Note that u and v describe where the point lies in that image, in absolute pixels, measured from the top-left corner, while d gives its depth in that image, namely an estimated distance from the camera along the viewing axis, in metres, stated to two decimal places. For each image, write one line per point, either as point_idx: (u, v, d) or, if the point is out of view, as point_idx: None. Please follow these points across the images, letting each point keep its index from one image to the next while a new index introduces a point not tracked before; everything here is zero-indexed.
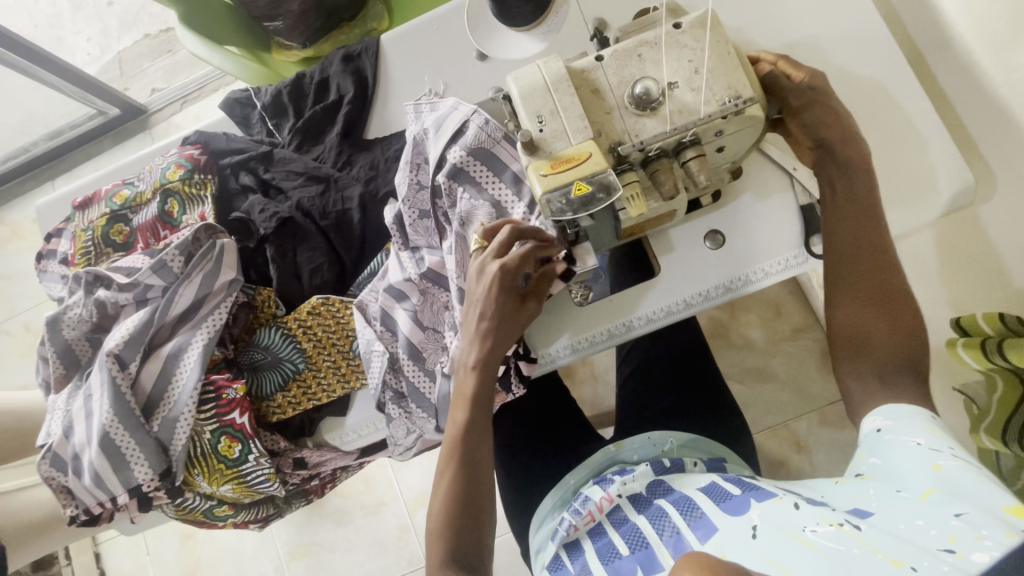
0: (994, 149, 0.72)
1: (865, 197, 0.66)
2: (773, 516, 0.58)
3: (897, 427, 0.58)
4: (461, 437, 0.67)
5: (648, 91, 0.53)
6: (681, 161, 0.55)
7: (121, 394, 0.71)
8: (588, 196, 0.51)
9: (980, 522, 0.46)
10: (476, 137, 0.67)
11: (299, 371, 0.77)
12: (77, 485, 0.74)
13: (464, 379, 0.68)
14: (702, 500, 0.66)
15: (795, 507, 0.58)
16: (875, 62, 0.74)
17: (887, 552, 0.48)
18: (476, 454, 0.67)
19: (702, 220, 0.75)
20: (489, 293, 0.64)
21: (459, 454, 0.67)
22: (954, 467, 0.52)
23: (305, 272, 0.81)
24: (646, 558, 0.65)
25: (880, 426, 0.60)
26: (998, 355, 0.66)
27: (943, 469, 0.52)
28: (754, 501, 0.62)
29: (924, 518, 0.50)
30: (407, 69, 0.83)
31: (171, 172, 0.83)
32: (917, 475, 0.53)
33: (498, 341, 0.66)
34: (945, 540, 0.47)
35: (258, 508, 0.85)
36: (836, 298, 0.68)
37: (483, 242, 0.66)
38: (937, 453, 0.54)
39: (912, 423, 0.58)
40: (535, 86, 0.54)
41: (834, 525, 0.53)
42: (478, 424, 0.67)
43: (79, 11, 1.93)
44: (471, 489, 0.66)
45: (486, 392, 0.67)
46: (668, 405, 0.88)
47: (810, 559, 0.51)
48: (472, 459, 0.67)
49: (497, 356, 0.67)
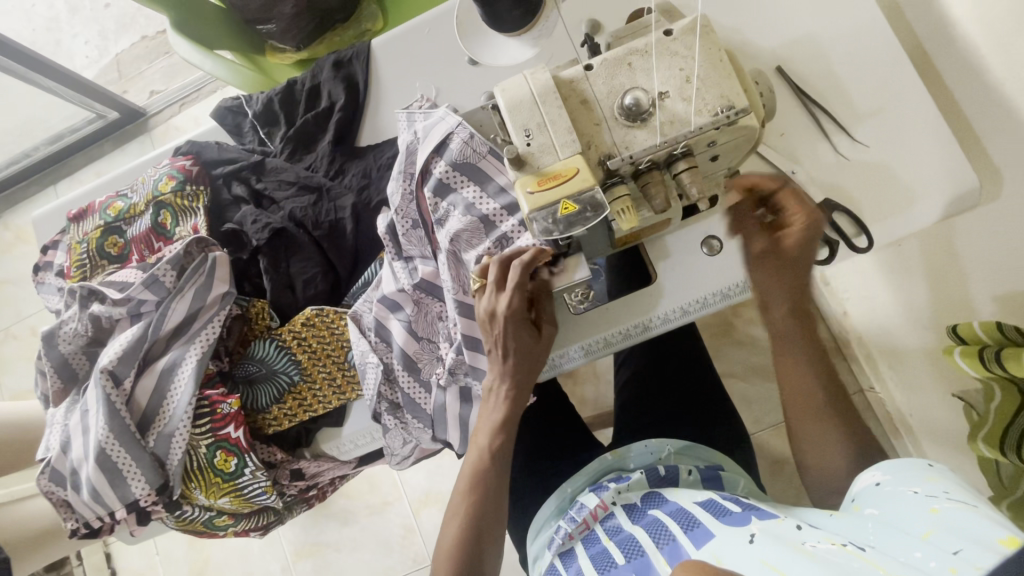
0: (1000, 148, 0.70)
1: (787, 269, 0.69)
2: (774, 531, 0.58)
3: (895, 481, 0.58)
4: (485, 464, 0.69)
5: (637, 102, 0.51)
6: (673, 174, 0.54)
7: (116, 410, 0.71)
8: (575, 215, 0.51)
9: (975, 556, 0.44)
10: (461, 151, 0.66)
11: (294, 383, 0.77)
12: (76, 499, 0.74)
13: (490, 409, 0.69)
14: (700, 512, 0.66)
15: (797, 527, 0.58)
16: (877, 60, 0.72)
17: (887, 568, 0.47)
18: (497, 483, 0.69)
19: (701, 225, 0.73)
20: (504, 330, 0.65)
21: (483, 478, 0.68)
22: (949, 509, 0.51)
23: (299, 283, 0.81)
24: (642, 566, 0.64)
25: (880, 481, 0.59)
26: (997, 363, 0.65)
27: (939, 511, 0.51)
28: (754, 517, 0.61)
29: (922, 551, 0.48)
30: (398, 76, 0.81)
31: (163, 183, 0.83)
32: (916, 520, 0.52)
33: (523, 374, 0.68)
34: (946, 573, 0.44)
35: (258, 517, 0.85)
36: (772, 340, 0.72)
37: (482, 281, 0.66)
38: (933, 499, 0.53)
39: (909, 474, 0.57)
40: (522, 98, 0.52)
41: (837, 544, 0.53)
42: (501, 453, 0.69)
43: (76, 14, 1.93)
44: (490, 518, 0.67)
45: (513, 423, 0.69)
46: (666, 412, 0.88)
47: (804, 563, 0.51)
48: (491, 488, 0.68)
49: (525, 389, 0.68)
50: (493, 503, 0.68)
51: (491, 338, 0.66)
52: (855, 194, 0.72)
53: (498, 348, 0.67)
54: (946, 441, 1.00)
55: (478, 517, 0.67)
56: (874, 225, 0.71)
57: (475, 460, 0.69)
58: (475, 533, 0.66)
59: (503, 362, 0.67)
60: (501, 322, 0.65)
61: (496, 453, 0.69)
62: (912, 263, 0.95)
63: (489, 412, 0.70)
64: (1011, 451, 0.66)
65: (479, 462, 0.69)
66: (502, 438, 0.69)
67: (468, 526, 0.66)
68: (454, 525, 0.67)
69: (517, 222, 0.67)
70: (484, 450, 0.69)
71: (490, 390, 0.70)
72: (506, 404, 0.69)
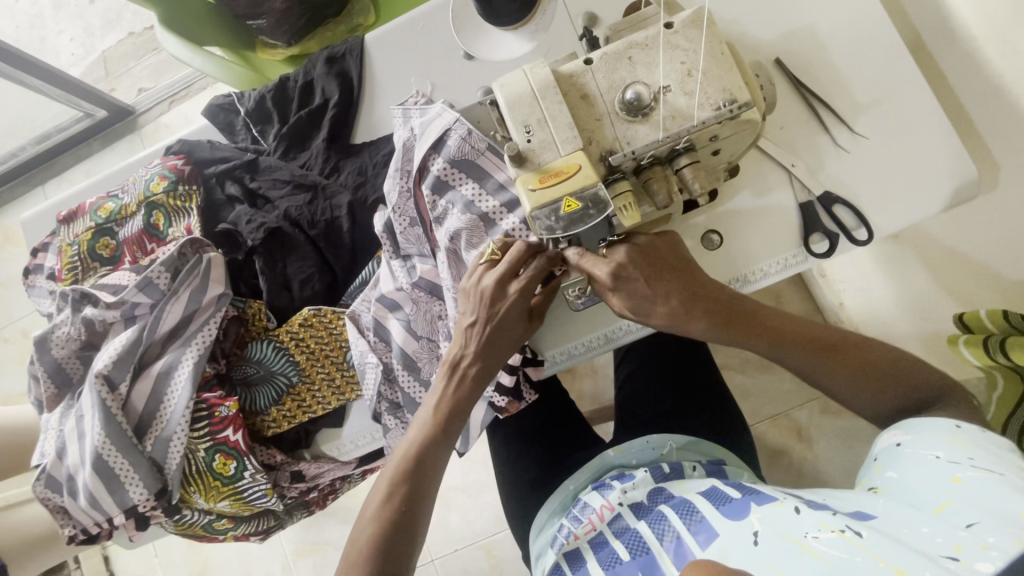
0: (1000, 138, 0.70)
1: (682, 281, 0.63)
2: (774, 521, 0.59)
3: (916, 442, 0.57)
4: (432, 442, 0.66)
5: (639, 96, 0.50)
6: (674, 169, 0.53)
7: (111, 415, 0.70)
8: (578, 213, 0.50)
9: (988, 530, 0.45)
10: (458, 147, 0.65)
11: (293, 384, 0.76)
12: (73, 505, 0.73)
13: (446, 386, 0.67)
14: (702, 503, 0.66)
15: (796, 511, 0.58)
16: (876, 50, 0.71)
17: (889, 561, 0.47)
18: (437, 466, 0.66)
19: (700, 220, 0.75)
20: (500, 312, 0.64)
21: (424, 456, 0.65)
22: (972, 478, 0.51)
23: (296, 283, 0.79)
24: (647, 563, 0.66)
25: (900, 441, 0.59)
26: (1001, 353, 0.66)
27: (961, 481, 0.51)
28: (754, 505, 0.62)
29: (930, 525, 0.49)
30: (393, 72, 0.80)
31: (155, 184, 0.81)
32: (934, 489, 0.52)
33: (496, 357, 0.66)
34: (951, 548, 0.46)
35: (257, 521, 0.85)
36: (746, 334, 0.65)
37: (496, 256, 0.65)
38: (955, 465, 0.52)
39: (933, 436, 0.56)
40: (522, 93, 0.51)
41: (836, 531, 0.53)
42: (446, 438, 0.67)
43: (61, 10, 1.90)
44: (425, 502, 0.64)
45: (465, 409, 0.67)
46: (668, 406, 0.88)
47: (810, 564, 0.51)
48: (431, 470, 0.65)
49: (488, 375, 0.67)
50: (427, 491, 0.65)
51: (481, 315, 0.65)
52: (855, 186, 0.71)
53: (480, 323, 0.65)
54: None
55: (409, 502, 0.63)
56: (874, 219, 0.71)
57: (420, 440, 0.66)
58: (401, 520, 0.62)
59: (477, 339, 0.65)
60: (504, 303, 0.64)
61: (447, 435, 0.67)
62: (911, 255, 0.95)
63: (445, 388, 0.67)
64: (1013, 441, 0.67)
65: (424, 441, 0.66)
66: (453, 424, 0.67)
67: (398, 511, 0.62)
68: (376, 511, 0.63)
69: (517, 221, 0.66)
70: (433, 428, 0.67)
71: (452, 368, 0.67)
72: (462, 388, 0.67)
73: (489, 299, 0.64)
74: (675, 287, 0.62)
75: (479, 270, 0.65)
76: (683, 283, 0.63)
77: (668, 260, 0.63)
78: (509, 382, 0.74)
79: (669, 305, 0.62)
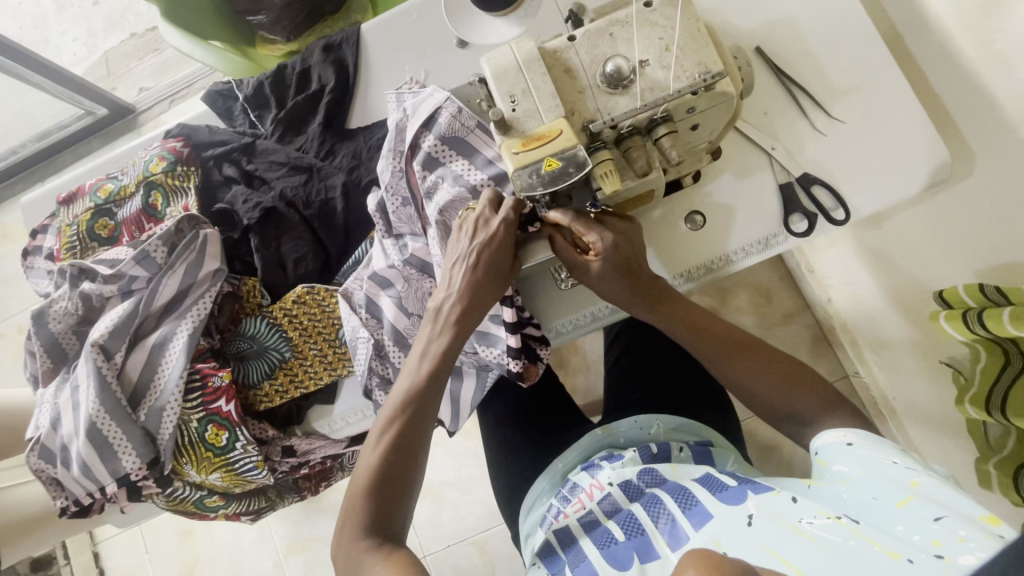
0: (972, 124, 0.73)
1: (634, 274, 0.66)
2: (769, 508, 0.60)
3: (869, 446, 0.59)
4: (420, 388, 0.66)
5: (619, 69, 0.53)
6: (653, 139, 0.55)
7: (106, 384, 0.72)
8: (557, 172, 0.52)
9: (958, 525, 0.48)
10: (449, 125, 0.68)
11: (285, 359, 0.78)
12: (66, 476, 0.74)
13: (431, 334, 0.67)
14: (698, 490, 0.67)
15: (792, 500, 0.59)
16: (852, 40, 0.74)
17: (884, 545, 0.50)
18: (427, 411, 0.66)
19: (684, 201, 0.77)
20: (489, 243, 0.63)
21: (413, 405, 0.65)
22: (930, 484, 0.53)
23: (290, 262, 0.81)
24: (642, 544, 0.66)
25: (852, 442, 0.60)
26: (979, 325, 0.68)
27: (920, 484, 0.53)
28: (751, 492, 0.63)
29: (904, 523, 0.52)
30: (388, 59, 0.83)
31: (153, 164, 0.83)
32: (891, 484, 0.55)
33: (474, 303, 0.66)
34: (931, 546, 0.49)
35: (249, 499, 0.87)
36: (694, 318, 0.71)
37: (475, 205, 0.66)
38: (912, 470, 0.55)
39: (881, 443, 0.59)
40: (507, 66, 0.54)
41: (831, 518, 0.56)
42: (435, 385, 0.66)
43: (64, 11, 1.94)
44: (416, 450, 0.64)
45: (453, 353, 0.67)
46: (653, 389, 0.89)
47: (805, 548, 0.54)
48: (423, 417, 0.65)
49: (471, 318, 0.66)
50: (420, 439, 0.64)
51: (462, 256, 0.65)
52: (833, 169, 0.74)
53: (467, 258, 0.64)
54: (931, 420, 1.02)
55: (401, 451, 0.63)
56: (851, 200, 0.73)
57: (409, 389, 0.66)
58: (394, 469, 0.62)
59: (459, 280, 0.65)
60: (489, 233, 0.63)
61: (434, 383, 0.66)
62: (891, 246, 0.98)
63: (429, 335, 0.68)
64: (998, 411, 0.70)
65: (411, 389, 0.66)
66: (439, 370, 0.67)
67: (389, 462, 0.62)
68: (371, 459, 0.63)
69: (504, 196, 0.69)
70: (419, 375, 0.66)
71: (436, 314, 0.67)
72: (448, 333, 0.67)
73: (481, 236, 0.64)
74: (616, 271, 0.65)
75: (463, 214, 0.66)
76: (630, 271, 0.66)
77: (634, 251, 0.66)
78: (516, 344, 0.71)
79: (593, 279, 0.67)
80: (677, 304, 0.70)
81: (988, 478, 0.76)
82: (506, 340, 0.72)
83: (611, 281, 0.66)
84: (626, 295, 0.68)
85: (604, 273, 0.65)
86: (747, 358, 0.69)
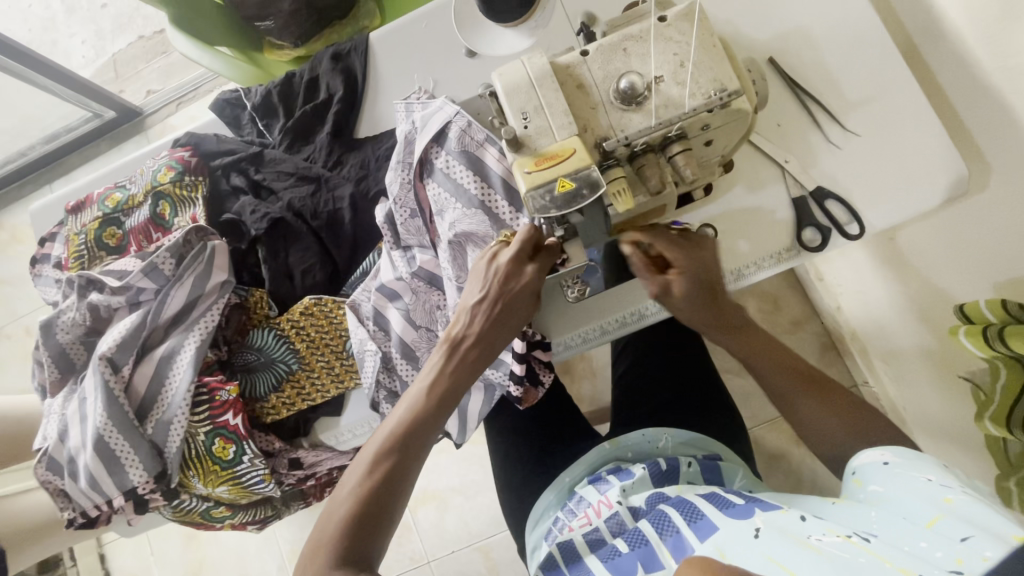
0: (990, 137, 0.71)
1: (711, 297, 0.68)
2: (777, 523, 0.59)
3: (904, 464, 0.58)
4: (420, 419, 0.64)
5: (632, 86, 0.52)
6: (667, 156, 0.55)
7: (113, 397, 0.71)
8: (571, 193, 0.51)
9: (984, 543, 0.46)
10: (459, 140, 0.67)
11: (293, 371, 0.77)
12: (73, 488, 0.74)
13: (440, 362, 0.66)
14: (702, 504, 0.66)
15: (801, 518, 0.58)
16: (869, 51, 0.73)
17: (895, 561, 0.48)
18: (423, 444, 0.64)
19: (695, 215, 0.76)
20: (516, 289, 0.64)
21: (409, 434, 0.63)
22: (962, 501, 0.51)
23: (298, 273, 0.81)
24: (646, 555, 0.65)
25: (888, 460, 0.60)
26: (1000, 342, 0.66)
27: (952, 501, 0.52)
28: (758, 509, 0.62)
29: (927, 540, 0.50)
30: (396, 69, 0.82)
31: (162, 174, 0.83)
32: (924, 503, 0.53)
33: (494, 338, 0.65)
34: (952, 562, 0.47)
35: (255, 509, 0.86)
36: (753, 340, 0.72)
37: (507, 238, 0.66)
38: (946, 488, 0.53)
39: (920, 462, 0.58)
40: (519, 82, 0.53)
41: (841, 536, 0.54)
42: (437, 417, 0.65)
43: (73, 14, 1.94)
44: (406, 482, 0.62)
45: (461, 387, 0.65)
46: (663, 402, 0.88)
47: (811, 558, 0.52)
48: (418, 449, 0.63)
49: (488, 355, 0.66)
50: (412, 469, 0.63)
51: (491, 292, 0.64)
52: (848, 182, 0.73)
53: (489, 296, 0.64)
54: (943, 433, 1.01)
55: (391, 480, 0.61)
56: (867, 214, 0.72)
57: (410, 416, 0.64)
58: (380, 499, 0.60)
59: (483, 315, 0.64)
60: (520, 279, 0.63)
61: (437, 415, 0.65)
62: (903, 257, 0.96)
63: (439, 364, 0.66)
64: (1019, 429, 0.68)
65: (413, 418, 0.64)
66: (445, 402, 0.65)
67: (377, 491, 0.60)
68: (356, 483, 0.61)
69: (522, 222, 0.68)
70: (422, 404, 0.64)
71: (452, 344, 0.66)
72: (461, 365, 0.65)
73: (511, 280, 0.63)
74: (699, 292, 0.68)
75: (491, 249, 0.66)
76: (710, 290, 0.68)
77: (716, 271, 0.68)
78: (520, 370, 0.73)
79: (677, 302, 0.68)
80: (745, 327, 0.72)
81: (1008, 496, 0.75)
82: (511, 365, 0.74)
83: (694, 304, 0.68)
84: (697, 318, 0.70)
85: (688, 294, 0.68)
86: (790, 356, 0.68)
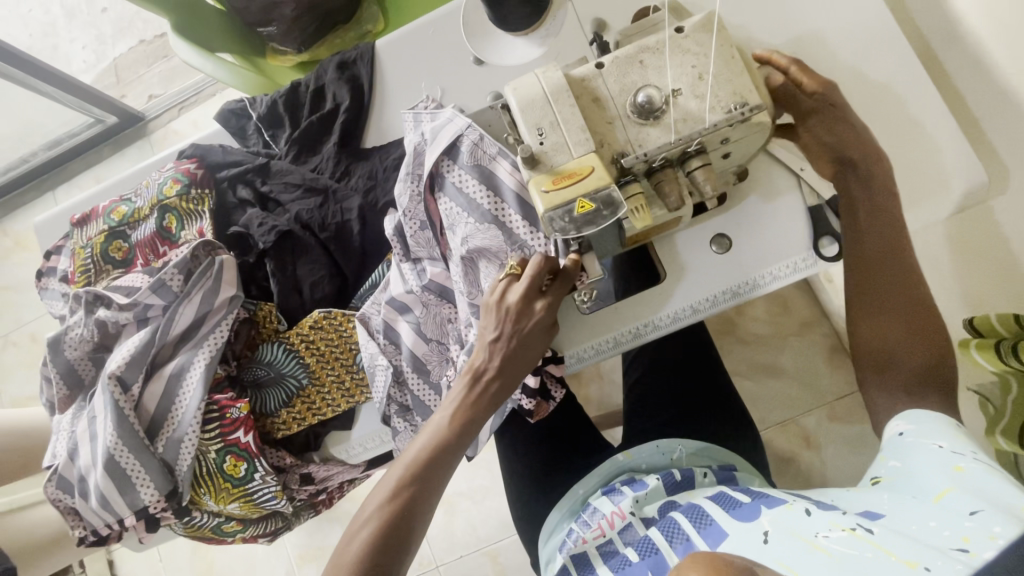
0: (1007, 144, 0.70)
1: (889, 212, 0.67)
2: (785, 523, 0.57)
3: (919, 432, 0.58)
4: (441, 449, 0.64)
5: (650, 100, 0.51)
6: (686, 171, 0.53)
7: (123, 416, 0.71)
8: (591, 214, 0.51)
9: (993, 520, 0.45)
10: (470, 155, 0.66)
11: (303, 386, 0.76)
12: (84, 507, 0.73)
13: (461, 392, 0.66)
14: (711, 509, 0.65)
15: (806, 513, 0.56)
16: (884, 56, 0.72)
17: (900, 554, 0.46)
18: (442, 473, 0.64)
19: (710, 223, 0.73)
20: (528, 326, 0.64)
21: (428, 463, 0.64)
22: (974, 469, 0.51)
23: (307, 286, 0.80)
24: (656, 563, 0.64)
25: (903, 431, 0.60)
26: (1013, 356, 0.65)
27: (964, 470, 0.51)
28: (764, 508, 0.61)
29: (935, 518, 0.49)
30: (404, 78, 0.81)
31: (168, 187, 0.82)
32: (936, 478, 0.52)
33: (514, 371, 0.65)
34: (959, 540, 0.45)
35: (266, 522, 0.84)
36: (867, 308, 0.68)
37: (518, 269, 0.65)
38: (959, 456, 0.53)
39: (934, 429, 0.58)
40: (534, 96, 0.52)
41: (846, 530, 0.52)
42: (457, 447, 0.65)
43: (73, 18, 1.93)
44: (425, 511, 0.62)
45: (482, 418, 0.65)
46: (674, 415, 0.87)
47: (819, 560, 0.49)
48: (438, 477, 0.64)
49: (510, 388, 0.65)
50: (430, 498, 0.63)
51: (507, 330, 0.64)
52: None
53: (505, 331, 0.64)
54: None
55: (409, 509, 0.61)
56: None
57: (431, 444, 0.64)
58: (397, 527, 0.60)
59: (501, 353, 0.64)
60: (532, 317, 0.64)
61: (457, 445, 0.65)
62: None
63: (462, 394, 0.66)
64: None
65: (433, 447, 0.64)
66: (466, 432, 0.65)
67: (395, 519, 0.60)
68: (375, 509, 0.61)
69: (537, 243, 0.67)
70: (442, 434, 0.65)
71: (474, 376, 0.66)
72: (483, 397, 0.65)
73: (523, 316, 0.63)
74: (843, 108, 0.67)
75: (501, 280, 0.65)
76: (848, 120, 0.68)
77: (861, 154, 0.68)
78: (534, 383, 0.73)
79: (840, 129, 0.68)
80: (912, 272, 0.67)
81: None
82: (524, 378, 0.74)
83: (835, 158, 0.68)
84: (867, 250, 0.67)
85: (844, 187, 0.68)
86: (874, 315, 0.68)
